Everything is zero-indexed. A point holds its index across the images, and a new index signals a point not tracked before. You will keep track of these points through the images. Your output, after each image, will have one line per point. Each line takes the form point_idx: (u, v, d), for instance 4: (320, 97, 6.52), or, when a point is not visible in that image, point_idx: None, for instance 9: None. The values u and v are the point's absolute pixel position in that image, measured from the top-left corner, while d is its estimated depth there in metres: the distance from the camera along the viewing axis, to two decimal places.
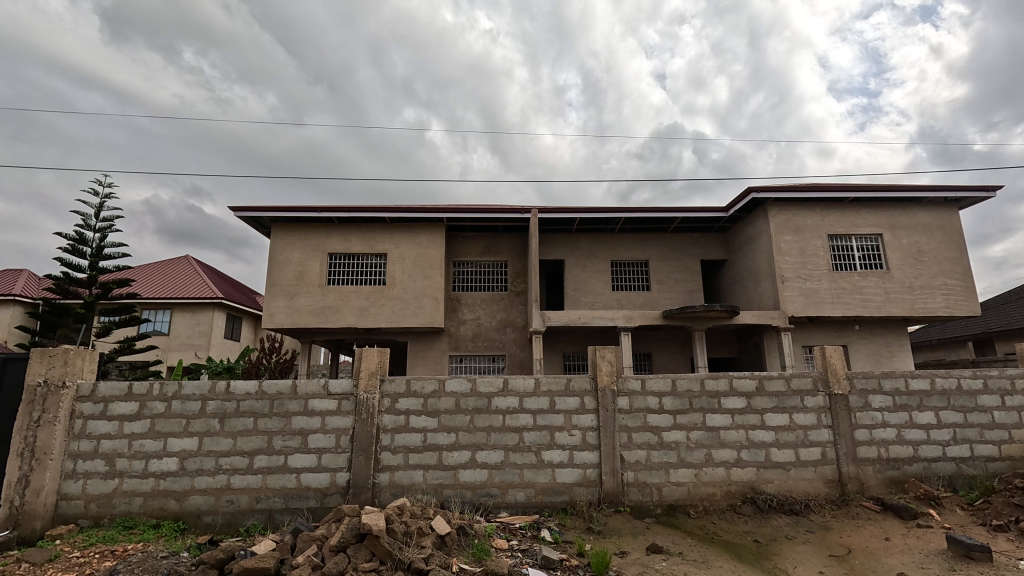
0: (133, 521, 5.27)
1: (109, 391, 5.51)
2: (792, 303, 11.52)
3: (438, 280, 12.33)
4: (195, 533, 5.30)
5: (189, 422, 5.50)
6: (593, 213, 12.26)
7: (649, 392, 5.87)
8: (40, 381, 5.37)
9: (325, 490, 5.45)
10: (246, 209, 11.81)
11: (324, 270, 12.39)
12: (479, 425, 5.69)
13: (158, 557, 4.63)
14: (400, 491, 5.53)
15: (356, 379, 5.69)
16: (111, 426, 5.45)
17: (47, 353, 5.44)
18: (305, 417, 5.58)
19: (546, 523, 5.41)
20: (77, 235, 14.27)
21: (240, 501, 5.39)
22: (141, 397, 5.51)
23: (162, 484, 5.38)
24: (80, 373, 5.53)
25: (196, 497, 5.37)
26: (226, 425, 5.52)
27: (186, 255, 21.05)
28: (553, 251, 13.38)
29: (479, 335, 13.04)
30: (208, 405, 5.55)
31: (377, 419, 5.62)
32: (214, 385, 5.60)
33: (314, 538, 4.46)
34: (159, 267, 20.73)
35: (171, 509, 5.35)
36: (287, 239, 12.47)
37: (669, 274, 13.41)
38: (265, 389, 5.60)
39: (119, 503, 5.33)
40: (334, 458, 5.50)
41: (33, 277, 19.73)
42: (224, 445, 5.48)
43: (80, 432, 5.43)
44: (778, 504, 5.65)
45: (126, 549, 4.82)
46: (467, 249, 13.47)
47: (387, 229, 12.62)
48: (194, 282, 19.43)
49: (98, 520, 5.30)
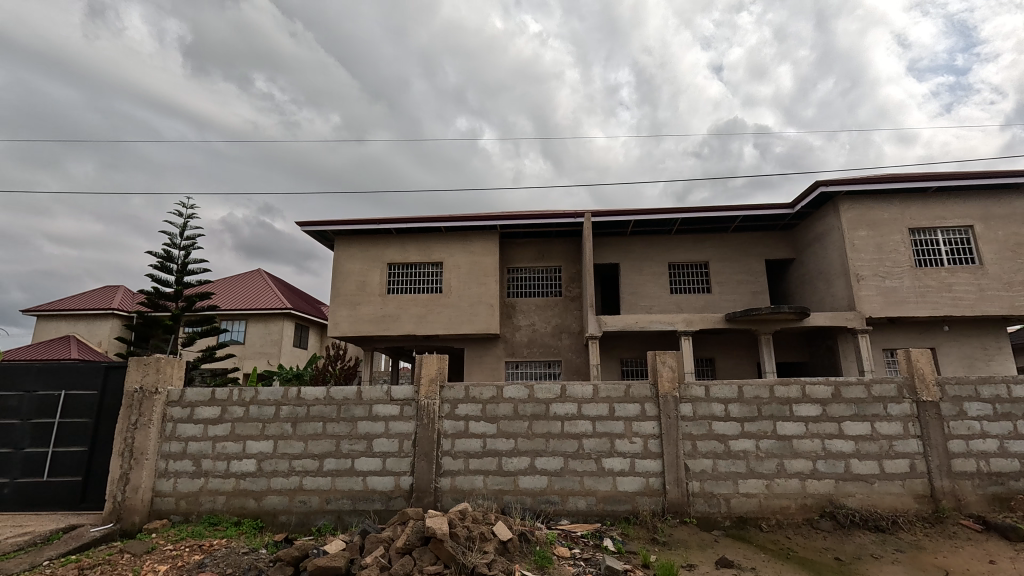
0: (217, 518, 5.65)
1: (195, 396, 5.96)
2: (869, 303, 10.74)
3: (493, 287, 12.48)
4: (272, 531, 5.60)
5: (264, 426, 5.85)
6: (648, 215, 12.00)
7: (714, 399, 5.65)
8: (136, 388, 5.90)
9: (390, 493, 5.62)
10: (311, 224, 12.47)
11: (383, 280, 12.83)
12: (538, 431, 5.68)
13: (240, 552, 4.93)
14: (461, 496, 5.60)
15: (417, 385, 5.85)
16: (197, 429, 5.88)
17: (142, 362, 5.98)
18: (369, 422, 5.79)
19: (608, 532, 5.29)
20: (165, 253, 15.61)
21: (311, 502, 5.65)
22: (223, 402, 5.92)
23: (243, 484, 5.74)
24: (170, 380, 6.02)
25: (272, 497, 5.69)
26: (298, 428, 5.82)
27: (258, 268, 22.55)
28: (607, 255, 13.19)
29: (534, 341, 13.03)
30: (281, 410, 5.87)
31: (438, 425, 5.74)
32: (286, 391, 5.93)
33: (381, 540, 4.61)
34: (235, 280, 22.26)
35: (250, 508, 5.69)
36: (349, 251, 13.03)
37: (730, 276, 12.88)
38: (333, 395, 5.88)
39: (204, 501, 5.73)
40: (397, 462, 5.67)
41: (128, 293, 21.71)
42: (296, 449, 5.77)
43: (170, 434, 5.90)
44: (861, 520, 5.25)
45: (212, 544, 5.17)
46: (520, 256, 13.55)
47: (442, 238, 12.91)
48: (265, 293, 20.71)
49: (188, 515, 5.72)
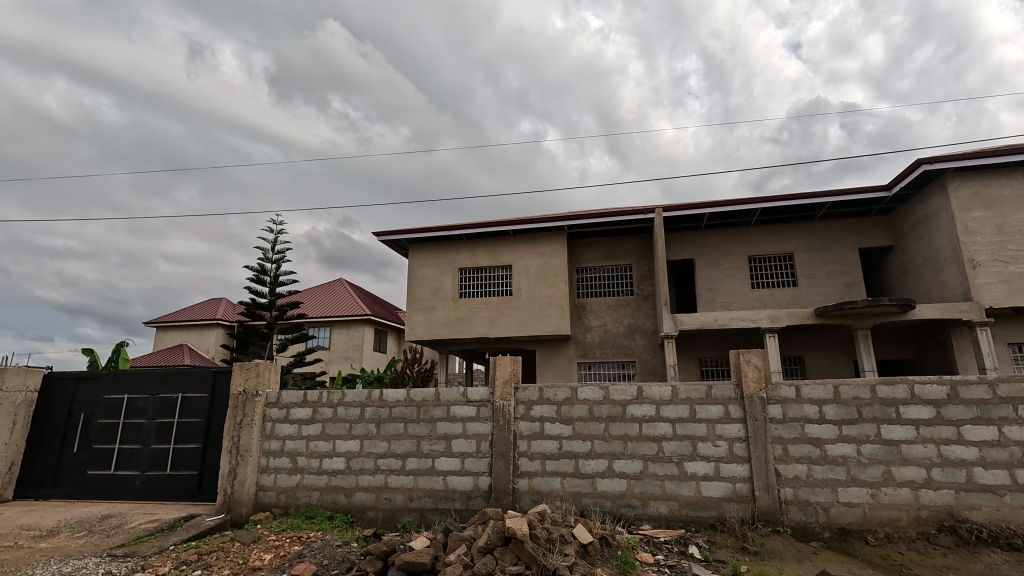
0: (313, 512, 6.05)
1: (290, 398, 6.43)
2: (988, 293, 9.55)
3: (563, 288, 12.43)
4: (361, 526, 5.91)
5: (352, 426, 6.20)
6: (724, 207, 11.43)
7: (806, 400, 5.27)
8: (240, 390, 6.47)
9: (470, 493, 5.75)
10: (387, 233, 13.08)
11: (455, 284, 13.18)
12: (615, 433, 5.57)
13: (334, 545, 5.25)
14: (539, 497, 5.61)
15: (492, 387, 5.94)
16: (293, 428, 6.34)
17: (244, 367, 6.54)
18: (448, 423, 5.96)
19: (693, 539, 5.07)
20: (260, 267, 17.02)
21: (396, 499, 5.90)
22: (314, 404, 6.34)
23: (334, 481, 6.11)
24: (268, 384, 6.55)
25: (361, 493, 6.01)
26: (382, 429, 6.11)
27: (340, 278, 23.97)
28: (680, 251, 12.72)
29: (606, 342, 12.82)
30: (366, 411, 6.19)
31: (514, 426, 5.79)
32: (370, 393, 6.25)
33: (463, 538, 4.72)
34: (320, 290, 23.80)
35: (342, 504, 6.04)
36: (422, 258, 13.52)
37: (819, 267, 11.96)
38: (413, 397, 6.11)
39: (301, 496, 6.16)
40: (476, 462, 5.79)
41: (229, 304, 23.88)
42: (381, 448, 6.06)
43: (270, 433, 6.40)
44: (989, 537, 4.67)
45: (309, 536, 5.54)
46: (589, 256, 13.39)
47: (511, 241, 13.05)
48: (347, 301, 21.96)
49: (287, 509, 6.17)
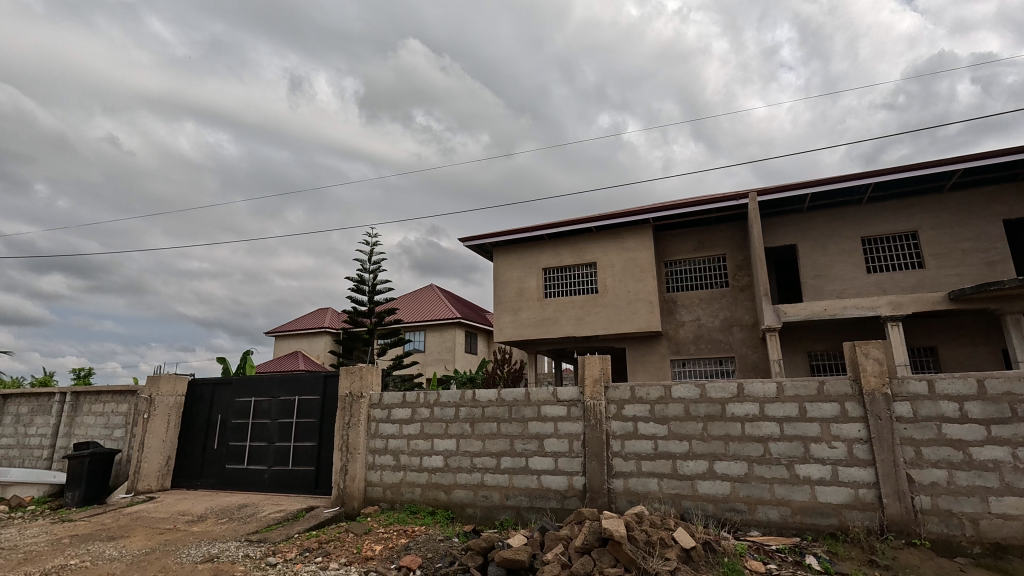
0: (417, 507, 6.37)
1: (391, 400, 6.84)
2: None
3: (651, 283, 12.04)
4: (461, 522, 6.12)
5: (448, 425, 6.45)
6: (828, 185, 10.42)
7: (942, 396, 4.65)
8: (347, 393, 7.00)
9: (564, 492, 5.74)
10: (472, 238, 13.48)
11: (540, 285, 13.25)
12: (714, 433, 5.29)
13: (437, 539, 5.50)
14: (636, 499, 5.47)
15: (582, 386, 5.89)
16: (394, 427, 6.73)
17: (350, 371, 7.07)
18: (539, 423, 6.00)
19: (810, 548, 4.67)
20: (359, 277, 18.31)
21: (493, 497, 6.05)
22: (413, 404, 6.69)
23: (434, 478, 6.40)
24: (371, 386, 7.01)
25: (459, 490, 6.23)
26: (476, 428, 6.30)
27: (431, 284, 25.12)
28: (780, 236, 11.78)
29: (701, 337, 12.20)
30: (461, 411, 6.42)
31: (606, 426, 5.70)
32: (463, 394, 6.47)
33: (559, 538, 4.72)
34: (413, 296, 25.11)
35: (442, 500, 6.30)
36: (507, 260, 13.75)
37: (952, 245, 10.49)
38: (504, 397, 6.23)
39: (405, 491, 6.52)
40: (569, 462, 5.78)
41: (334, 313, 25.94)
42: (476, 447, 6.25)
43: (375, 432, 6.85)
44: None
45: (414, 530, 5.85)
46: (677, 248, 12.84)
47: (594, 238, 12.88)
48: (438, 306, 22.95)
49: (393, 503, 6.56)
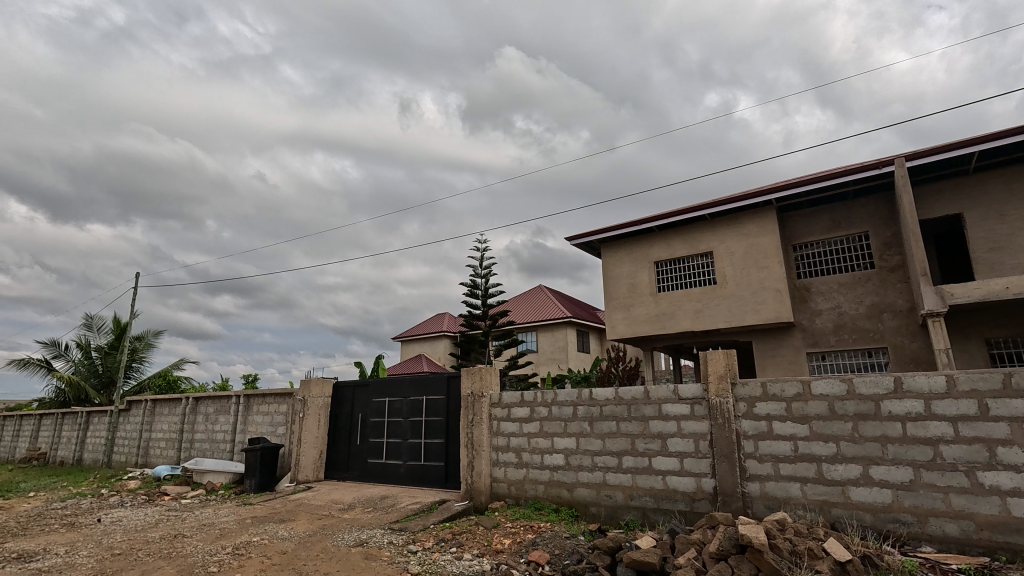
0: (541, 504, 6.49)
1: (510, 399, 7.05)
2: None
3: (778, 270, 11.03)
4: (586, 521, 6.11)
5: (567, 424, 6.49)
6: (1002, 139, 8.75)
7: None
8: (469, 392, 7.36)
9: (693, 495, 5.48)
10: (579, 236, 13.42)
11: (652, 279, 12.79)
12: (867, 434, 4.71)
13: (563, 537, 5.55)
14: (775, 505, 5.04)
15: (706, 383, 5.58)
16: (515, 426, 6.93)
17: (471, 372, 7.42)
18: (661, 422, 5.80)
19: (1004, 571, 3.95)
20: (472, 282, 19.15)
21: (617, 497, 5.96)
22: (531, 403, 6.84)
23: (557, 476, 6.47)
24: (491, 386, 7.29)
25: (582, 489, 6.23)
26: (596, 427, 6.26)
27: (540, 284, 25.49)
28: (939, 206, 10.12)
29: (843, 327, 10.89)
30: (578, 410, 6.42)
31: (736, 425, 5.33)
32: (580, 393, 6.47)
33: (691, 542, 4.51)
34: (523, 297, 25.65)
35: (565, 498, 6.35)
36: (616, 256, 13.48)
37: None
38: (622, 395, 6.12)
39: (529, 488, 6.68)
40: (696, 463, 5.50)
41: (451, 318, 27.42)
42: (596, 446, 6.21)
43: (496, 430, 7.11)
44: None
45: (540, 526, 5.96)
46: (807, 229, 11.60)
47: (709, 226, 12.13)
48: (549, 306, 23.20)
49: (518, 499, 6.74)
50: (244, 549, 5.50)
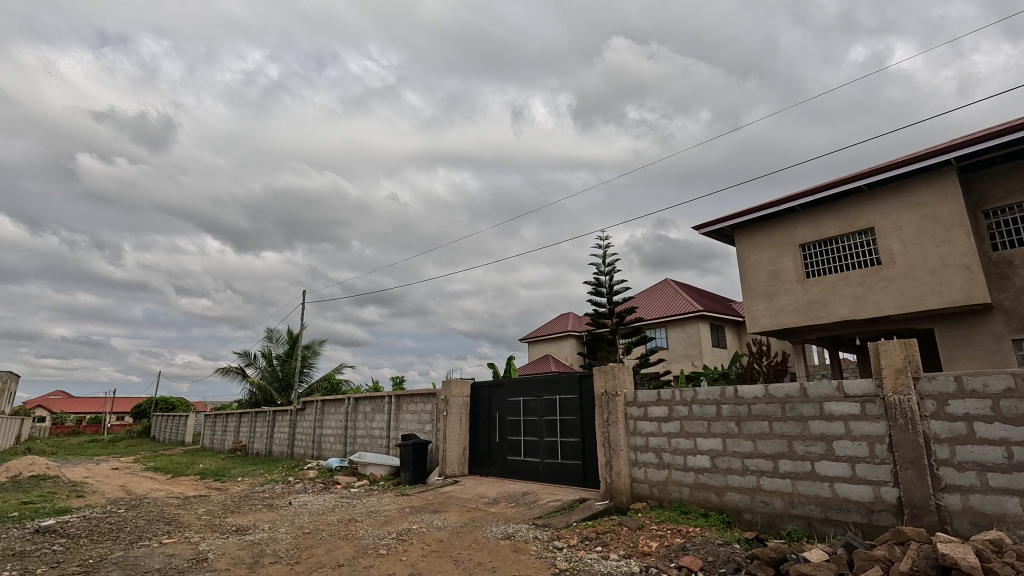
0: (687, 508, 6.17)
1: (646, 398, 6.85)
2: None
3: (964, 242, 9.26)
4: (740, 528, 5.68)
5: (711, 424, 6.12)
6: None
7: None
8: (603, 391, 7.29)
9: (871, 505, 4.82)
10: (708, 224, 12.59)
11: (798, 264, 11.52)
12: None
13: (716, 543, 5.23)
14: (985, 522, 4.22)
15: (879, 378, 4.89)
16: (653, 425, 6.70)
17: (603, 370, 7.35)
18: (823, 422, 5.20)
19: None
20: (596, 281, 18.98)
21: (775, 504, 5.45)
22: (669, 402, 6.57)
23: (703, 479, 6.12)
24: (625, 385, 7.14)
25: (733, 493, 5.81)
26: (744, 428, 5.81)
27: (666, 278, 24.39)
28: None
29: None
30: (723, 409, 6.02)
31: (923, 427, 4.58)
32: (724, 390, 6.06)
33: (875, 559, 3.95)
34: (649, 292, 24.76)
35: (714, 502, 5.97)
36: (752, 242, 12.39)
37: None
38: (773, 393, 5.61)
39: (673, 490, 6.40)
40: (872, 469, 4.83)
41: (576, 317, 27.44)
42: (746, 448, 5.75)
43: (634, 429, 6.93)
44: None
45: (689, 531, 5.66)
46: (1003, 190, 9.57)
47: (867, 199, 10.60)
48: (677, 300, 22.10)
49: (662, 502, 6.49)
50: (407, 535, 6.07)
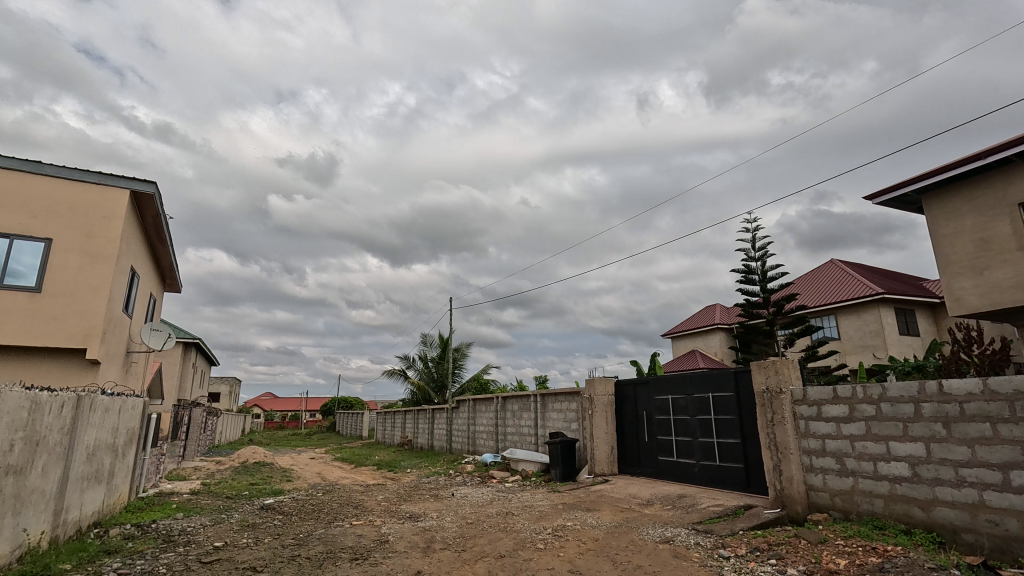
0: (882, 522, 5.28)
1: (819, 395, 6.08)
2: None
3: None
4: (959, 552, 4.68)
5: (907, 426, 5.20)
6: None
7: None
8: (764, 388, 6.64)
9: None
10: (885, 192, 10.75)
11: (1019, 228, 9.27)
12: None
13: (925, 567, 4.40)
14: None
15: None
16: (830, 426, 5.91)
17: (763, 365, 6.69)
18: None
19: None
20: (746, 268, 17.39)
21: (1007, 525, 4.42)
22: (849, 400, 5.75)
23: (901, 490, 5.21)
24: (791, 381, 6.41)
25: (945, 509, 4.84)
26: (955, 431, 4.83)
27: (832, 259, 21.42)
28: None
29: None
30: (923, 408, 5.08)
31: None
32: (923, 386, 5.12)
33: None
34: (811, 276, 21.97)
35: (919, 518, 5.04)
36: (948, 207, 10.28)
37: None
38: (995, 389, 4.59)
39: (861, 502, 5.55)
40: None
41: (724, 309, 25.45)
42: (960, 455, 4.77)
43: (806, 431, 6.18)
44: None
45: (887, 550, 4.81)
46: None
47: None
48: (848, 283, 19.25)
49: (848, 514, 5.66)
50: (562, 531, 6.17)
